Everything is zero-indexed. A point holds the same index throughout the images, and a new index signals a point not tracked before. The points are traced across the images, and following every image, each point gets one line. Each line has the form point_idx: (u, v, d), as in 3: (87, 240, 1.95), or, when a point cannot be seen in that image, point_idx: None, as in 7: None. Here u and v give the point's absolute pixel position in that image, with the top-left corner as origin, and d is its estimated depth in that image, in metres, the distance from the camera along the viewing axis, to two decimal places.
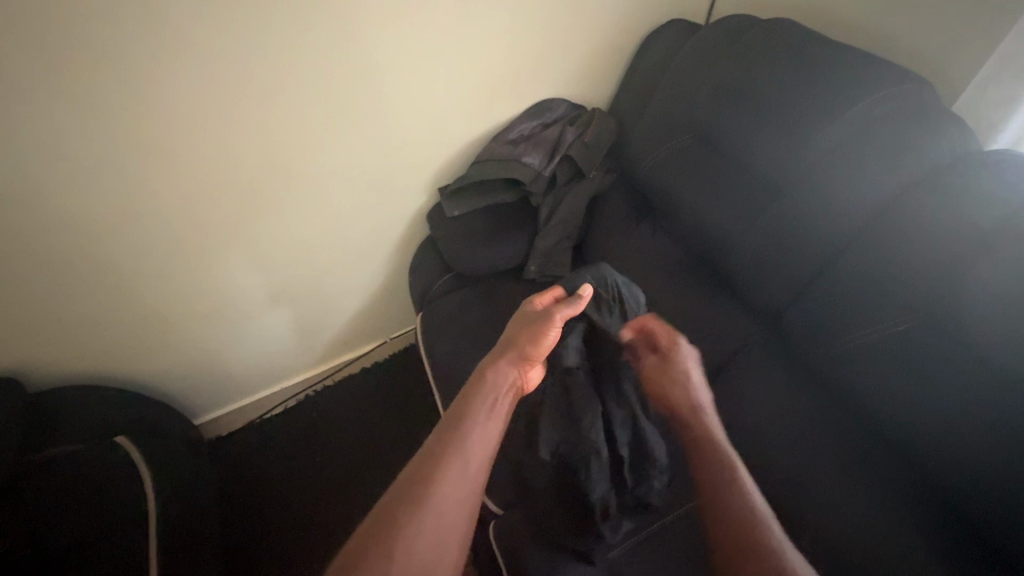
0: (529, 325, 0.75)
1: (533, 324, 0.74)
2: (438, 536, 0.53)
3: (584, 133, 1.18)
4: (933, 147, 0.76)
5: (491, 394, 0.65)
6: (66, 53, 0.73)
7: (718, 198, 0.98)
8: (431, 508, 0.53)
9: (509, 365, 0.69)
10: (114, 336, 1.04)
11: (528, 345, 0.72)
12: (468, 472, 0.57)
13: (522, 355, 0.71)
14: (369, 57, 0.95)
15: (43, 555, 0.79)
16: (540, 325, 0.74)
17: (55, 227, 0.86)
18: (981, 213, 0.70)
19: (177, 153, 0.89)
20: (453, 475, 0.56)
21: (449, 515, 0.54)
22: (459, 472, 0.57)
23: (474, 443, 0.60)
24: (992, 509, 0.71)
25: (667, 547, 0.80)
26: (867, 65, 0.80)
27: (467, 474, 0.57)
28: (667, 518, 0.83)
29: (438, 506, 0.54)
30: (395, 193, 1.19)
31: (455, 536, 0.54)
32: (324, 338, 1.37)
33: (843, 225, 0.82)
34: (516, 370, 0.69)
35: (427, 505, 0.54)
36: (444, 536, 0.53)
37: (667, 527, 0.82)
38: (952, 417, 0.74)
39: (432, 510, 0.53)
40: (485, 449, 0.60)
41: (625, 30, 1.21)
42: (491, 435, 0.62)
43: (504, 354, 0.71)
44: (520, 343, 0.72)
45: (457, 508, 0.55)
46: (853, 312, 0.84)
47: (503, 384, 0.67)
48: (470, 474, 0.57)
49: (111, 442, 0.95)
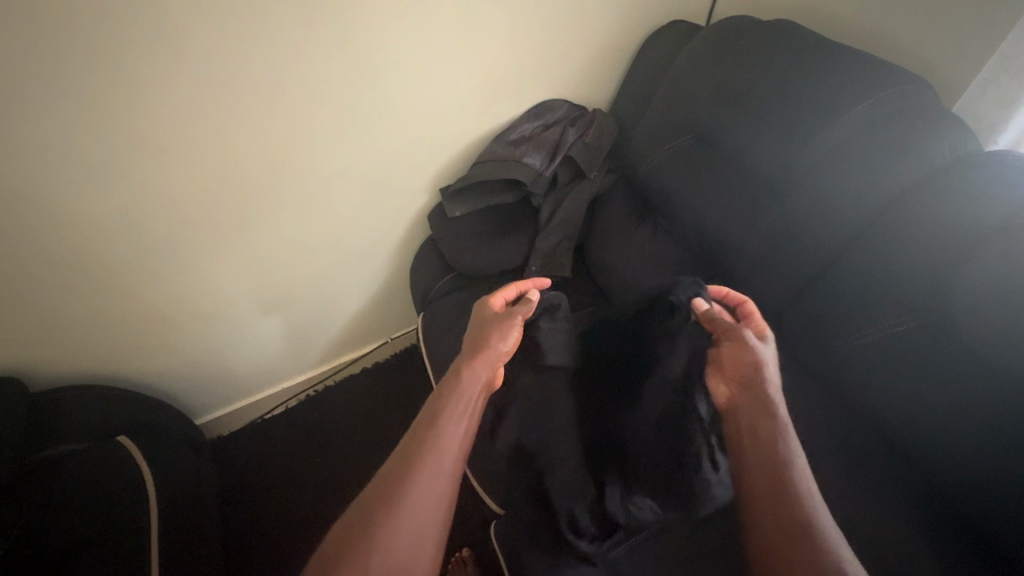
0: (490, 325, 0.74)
1: (494, 323, 0.75)
2: (404, 545, 0.53)
3: (585, 134, 1.18)
4: (937, 147, 0.75)
5: (460, 393, 0.65)
6: (68, 55, 0.74)
7: (718, 199, 0.98)
8: (392, 521, 0.53)
9: (476, 363, 0.69)
10: (116, 336, 1.04)
11: (496, 343, 0.71)
12: (431, 478, 0.57)
13: (490, 352, 0.70)
14: (370, 58, 0.96)
15: (45, 554, 0.79)
16: (495, 323, 0.75)
17: (57, 228, 0.86)
18: (983, 214, 0.70)
19: (178, 154, 0.90)
20: (414, 484, 0.56)
21: (411, 527, 0.54)
22: (423, 479, 0.56)
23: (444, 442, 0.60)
24: (992, 508, 0.71)
25: (673, 544, 0.80)
26: (868, 65, 0.80)
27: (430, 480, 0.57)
28: (675, 514, 0.83)
29: (401, 518, 0.54)
30: (396, 193, 1.20)
31: (420, 546, 0.53)
32: (325, 338, 1.38)
33: (843, 226, 0.82)
34: (484, 367, 0.69)
35: (398, 511, 0.54)
36: (419, 538, 0.54)
37: (674, 523, 0.82)
38: (950, 416, 0.74)
39: (394, 523, 0.53)
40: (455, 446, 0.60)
41: (626, 31, 1.21)
42: (456, 435, 0.61)
43: (470, 352, 0.70)
44: (488, 340, 0.71)
45: (430, 509, 0.55)
46: (853, 312, 0.84)
47: (471, 381, 0.67)
48: (434, 478, 0.57)
49: (113, 442, 0.96)
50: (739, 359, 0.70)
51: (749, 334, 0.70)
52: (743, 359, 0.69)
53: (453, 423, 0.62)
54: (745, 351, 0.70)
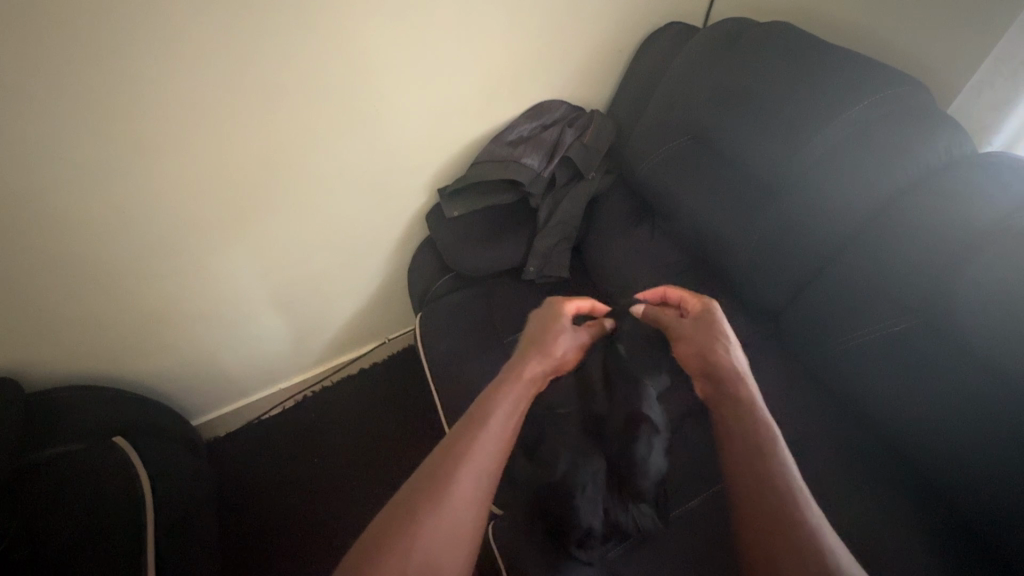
0: (550, 330, 0.75)
1: (553, 329, 0.75)
2: (453, 534, 0.53)
3: (582, 136, 1.18)
4: (930, 150, 0.76)
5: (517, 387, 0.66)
6: (66, 54, 0.74)
7: (715, 200, 0.98)
8: (447, 505, 0.53)
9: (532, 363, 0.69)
10: (112, 336, 1.04)
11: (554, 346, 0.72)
12: (486, 470, 0.57)
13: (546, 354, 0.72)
14: (368, 58, 0.96)
15: (39, 557, 0.79)
16: (552, 328, 0.76)
17: (54, 227, 0.86)
18: (977, 214, 0.71)
19: (176, 153, 0.90)
20: (471, 472, 0.56)
21: (463, 515, 0.54)
22: (479, 467, 0.56)
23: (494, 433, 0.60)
24: (988, 506, 0.71)
25: (679, 542, 0.80)
26: (863, 68, 0.81)
27: (484, 472, 0.57)
28: (680, 511, 0.84)
29: (456, 504, 0.54)
30: (394, 194, 1.20)
31: (467, 538, 0.54)
32: (323, 338, 1.37)
33: (840, 227, 0.83)
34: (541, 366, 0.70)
35: (446, 495, 0.54)
36: (458, 528, 0.53)
37: (679, 520, 0.83)
38: (946, 415, 0.75)
39: (448, 509, 0.53)
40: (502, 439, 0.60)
41: (623, 33, 1.21)
42: (511, 431, 0.62)
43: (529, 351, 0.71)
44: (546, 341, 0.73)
45: (472, 500, 0.55)
46: (850, 312, 0.84)
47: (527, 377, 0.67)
48: (489, 470, 0.57)
49: (108, 443, 0.95)
50: (705, 336, 0.68)
51: (716, 318, 0.71)
52: (709, 335, 0.68)
53: (509, 418, 0.62)
54: (714, 332, 0.69)
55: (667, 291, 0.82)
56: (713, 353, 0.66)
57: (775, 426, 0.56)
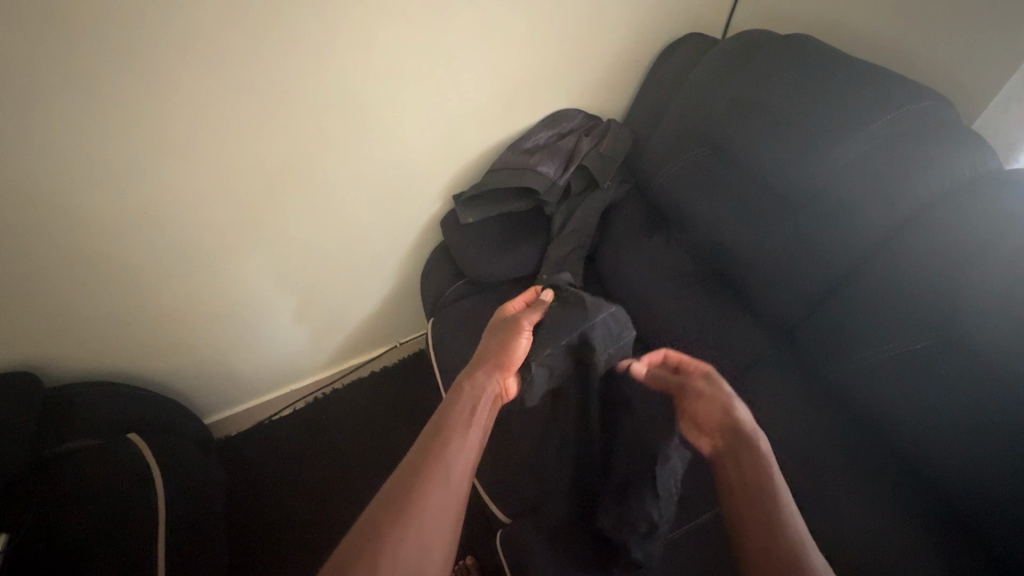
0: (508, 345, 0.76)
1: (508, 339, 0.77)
2: (419, 542, 0.53)
3: (599, 145, 1.18)
4: (955, 165, 0.75)
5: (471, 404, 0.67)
6: (91, 54, 0.75)
7: (731, 211, 0.97)
8: (414, 518, 0.55)
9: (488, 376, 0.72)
10: (130, 334, 1.06)
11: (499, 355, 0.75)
12: (452, 481, 0.59)
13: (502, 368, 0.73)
14: (389, 63, 0.97)
15: (53, 547, 0.80)
16: (512, 337, 0.77)
17: (74, 225, 0.88)
18: (1006, 229, 0.69)
19: (192, 154, 0.91)
20: (437, 492, 0.57)
21: (432, 520, 0.55)
22: (447, 479, 0.58)
23: (454, 451, 0.61)
24: (999, 523, 0.71)
25: (699, 552, 0.80)
26: (890, 83, 0.80)
27: (451, 491, 0.58)
28: (703, 517, 0.84)
29: (424, 513, 0.55)
30: (410, 200, 1.21)
31: (439, 543, 0.55)
32: (336, 340, 1.38)
33: (860, 241, 0.81)
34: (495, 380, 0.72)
35: (410, 510, 0.55)
36: (428, 539, 0.54)
37: (704, 527, 0.83)
38: (964, 436, 0.73)
39: (416, 515, 0.55)
40: (465, 455, 0.61)
41: (641, 44, 1.22)
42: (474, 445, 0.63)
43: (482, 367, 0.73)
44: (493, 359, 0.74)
45: (440, 514, 0.56)
46: (871, 331, 0.82)
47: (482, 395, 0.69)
48: (454, 483, 0.59)
49: (125, 439, 0.97)
50: (704, 408, 0.71)
51: (691, 386, 0.73)
52: (709, 405, 0.70)
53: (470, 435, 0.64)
54: (719, 401, 0.69)
55: (667, 353, 0.80)
56: (720, 416, 0.69)
57: (773, 466, 0.62)
